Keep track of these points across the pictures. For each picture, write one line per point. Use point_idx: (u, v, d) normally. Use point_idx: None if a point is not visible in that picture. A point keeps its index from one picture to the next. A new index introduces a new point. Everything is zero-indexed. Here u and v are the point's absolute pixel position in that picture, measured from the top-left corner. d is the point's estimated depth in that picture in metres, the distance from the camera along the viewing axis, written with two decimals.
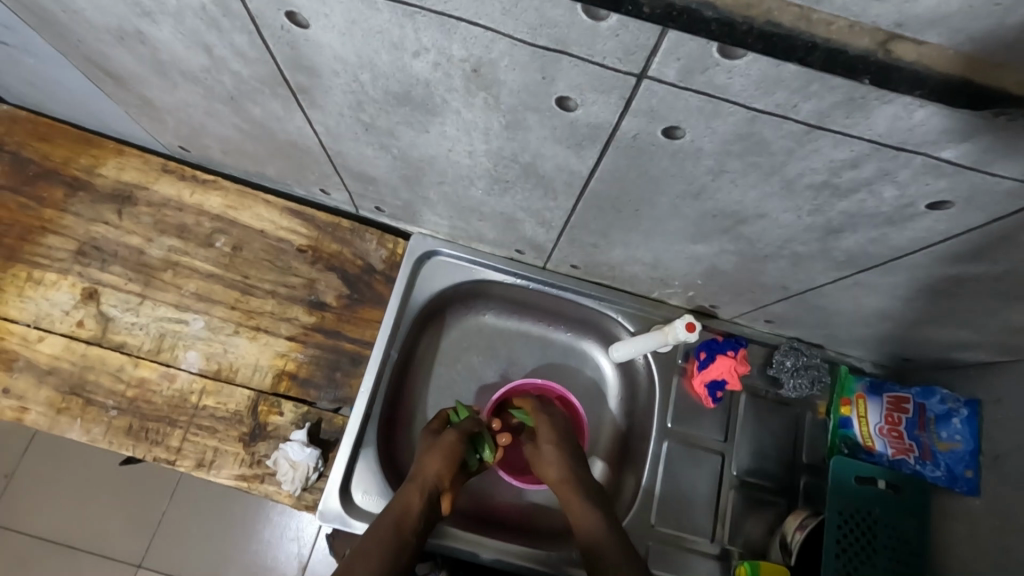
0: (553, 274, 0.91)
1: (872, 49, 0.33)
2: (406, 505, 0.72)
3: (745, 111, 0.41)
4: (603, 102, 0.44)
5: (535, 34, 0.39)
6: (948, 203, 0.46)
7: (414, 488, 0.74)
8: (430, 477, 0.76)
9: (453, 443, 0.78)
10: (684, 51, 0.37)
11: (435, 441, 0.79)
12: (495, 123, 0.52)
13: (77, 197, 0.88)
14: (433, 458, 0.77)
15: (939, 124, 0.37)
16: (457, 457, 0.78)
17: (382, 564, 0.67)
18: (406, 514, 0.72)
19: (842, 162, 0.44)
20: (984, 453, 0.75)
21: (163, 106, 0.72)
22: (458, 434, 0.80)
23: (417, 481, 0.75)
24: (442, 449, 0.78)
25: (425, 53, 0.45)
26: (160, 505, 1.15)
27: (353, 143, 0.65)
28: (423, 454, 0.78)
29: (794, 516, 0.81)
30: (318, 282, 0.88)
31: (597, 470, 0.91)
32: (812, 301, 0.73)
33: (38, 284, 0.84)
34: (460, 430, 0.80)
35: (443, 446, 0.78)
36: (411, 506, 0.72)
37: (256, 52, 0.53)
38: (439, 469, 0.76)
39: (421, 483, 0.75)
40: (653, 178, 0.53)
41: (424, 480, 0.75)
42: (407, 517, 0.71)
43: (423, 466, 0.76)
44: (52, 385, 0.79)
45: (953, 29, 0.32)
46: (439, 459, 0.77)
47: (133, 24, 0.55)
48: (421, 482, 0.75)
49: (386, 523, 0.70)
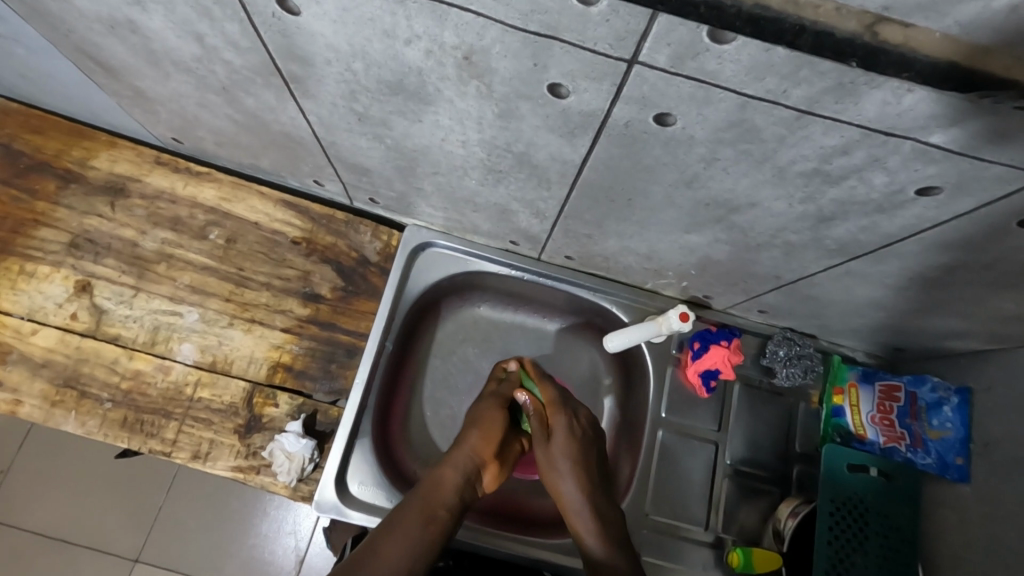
0: (548, 266, 0.91)
1: (860, 32, 0.33)
2: (439, 483, 0.74)
3: (736, 97, 0.41)
4: (595, 89, 0.44)
5: (527, 21, 0.39)
6: (937, 190, 0.46)
7: (448, 465, 0.76)
8: (467, 454, 0.77)
9: (490, 417, 0.80)
10: (675, 36, 0.37)
11: (474, 416, 0.81)
12: (488, 112, 0.52)
13: (69, 189, 0.87)
14: (471, 435, 0.78)
15: (927, 109, 0.38)
16: (497, 430, 0.80)
17: (413, 540, 0.68)
18: (439, 491, 0.73)
19: (832, 148, 0.44)
20: (974, 442, 0.75)
21: (155, 96, 0.72)
22: (496, 408, 0.82)
23: (452, 458, 0.77)
24: (479, 425, 0.79)
25: (416, 41, 0.45)
26: (156, 500, 1.15)
27: (347, 133, 0.65)
28: (461, 430, 0.80)
29: (787, 503, 0.82)
30: (313, 274, 0.88)
31: (608, 407, 0.95)
32: (805, 290, 0.74)
33: (31, 277, 0.83)
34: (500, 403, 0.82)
35: (479, 422, 0.80)
36: (443, 483, 0.74)
37: (248, 41, 0.53)
38: (476, 446, 0.77)
39: (458, 460, 0.76)
40: (646, 167, 0.54)
41: (460, 456, 0.77)
42: (440, 494, 0.73)
43: (459, 442, 0.78)
44: (46, 377, 0.79)
45: (940, 12, 0.32)
46: (476, 435, 0.78)
47: (123, 13, 0.55)
48: (456, 458, 0.77)
49: (417, 500, 0.72)
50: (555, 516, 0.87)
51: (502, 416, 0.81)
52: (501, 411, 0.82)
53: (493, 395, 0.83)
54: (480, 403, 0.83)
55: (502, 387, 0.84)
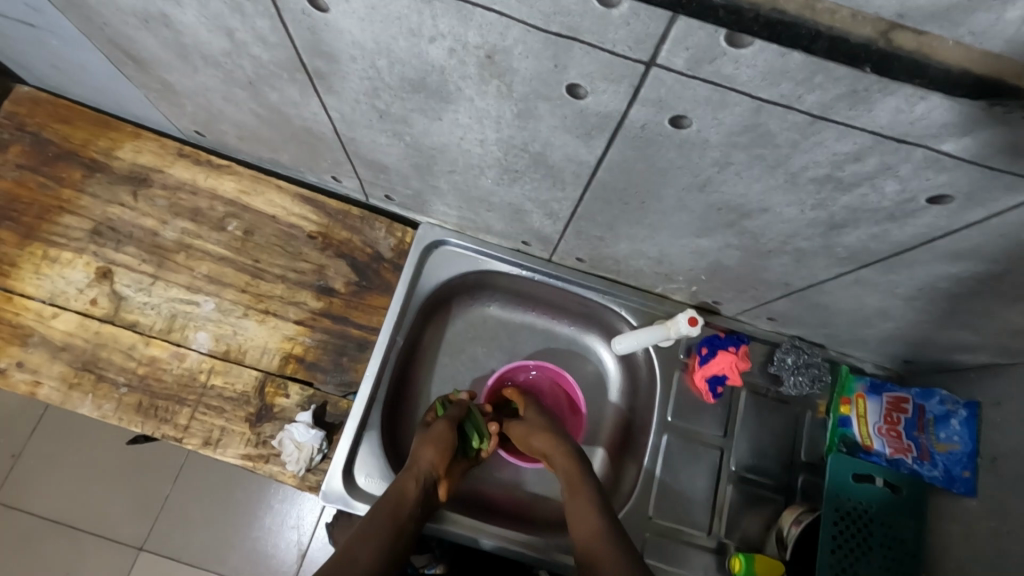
0: (558, 267, 0.92)
1: (874, 39, 0.34)
2: (402, 493, 0.74)
3: (752, 101, 0.42)
4: (613, 91, 0.45)
5: (549, 22, 0.41)
6: (949, 199, 0.47)
7: (409, 476, 0.76)
8: (425, 466, 0.77)
9: (445, 432, 0.81)
10: (693, 40, 0.38)
11: (427, 432, 0.81)
12: (506, 111, 0.53)
13: (94, 178, 0.89)
14: (428, 449, 0.79)
15: (940, 117, 0.38)
16: (451, 446, 0.80)
17: (380, 547, 0.67)
18: (402, 502, 0.73)
19: (845, 155, 0.45)
20: (981, 456, 0.75)
21: (182, 89, 0.74)
22: (448, 424, 0.82)
23: (412, 470, 0.76)
24: (434, 440, 0.80)
25: (440, 40, 0.46)
26: (164, 489, 1.17)
27: (367, 129, 0.67)
28: (416, 446, 0.80)
29: (791, 511, 0.82)
30: (327, 268, 0.90)
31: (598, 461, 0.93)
32: (814, 298, 0.74)
33: (55, 263, 0.85)
34: (449, 419, 0.83)
35: (433, 437, 0.80)
36: (407, 493, 0.74)
37: (276, 37, 0.54)
38: (433, 459, 0.78)
39: (417, 472, 0.76)
40: (660, 169, 0.55)
41: (420, 469, 0.77)
42: (404, 504, 0.73)
43: (416, 456, 0.78)
44: (65, 360, 0.81)
45: (954, 22, 0.33)
46: (433, 448, 0.79)
47: (158, 7, 0.57)
48: (416, 470, 0.76)
49: (382, 510, 0.71)
50: (552, 515, 0.88)
51: (455, 432, 0.82)
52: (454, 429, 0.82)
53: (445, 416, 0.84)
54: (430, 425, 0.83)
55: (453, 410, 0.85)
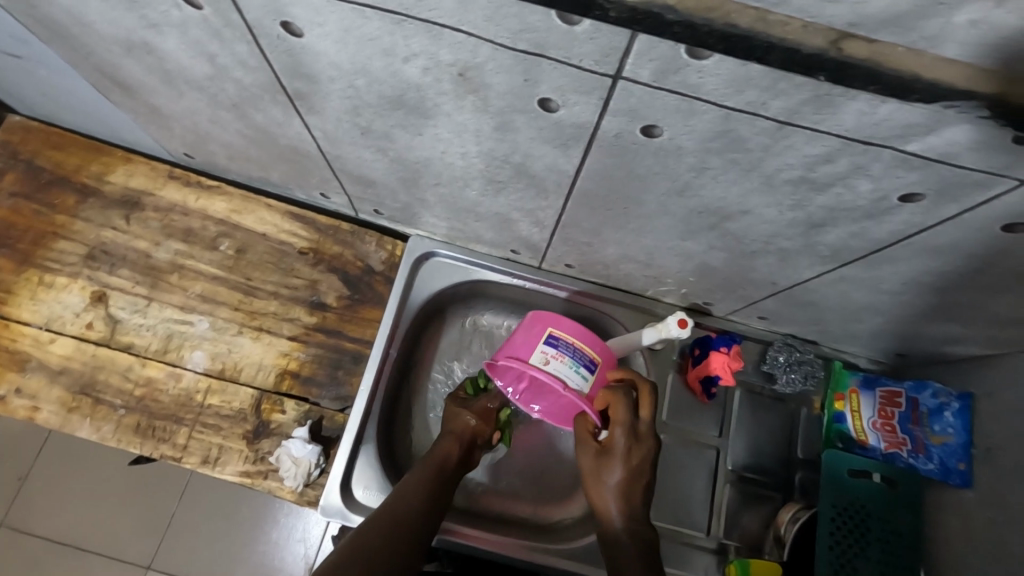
0: (549, 273, 0.93)
1: (827, 48, 0.34)
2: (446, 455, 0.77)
3: (719, 109, 0.43)
4: (584, 102, 0.46)
5: (516, 39, 0.41)
6: (921, 196, 0.47)
7: (452, 439, 0.78)
8: (470, 433, 0.79)
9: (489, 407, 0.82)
10: (657, 53, 0.39)
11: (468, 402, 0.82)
12: (484, 124, 0.54)
13: (87, 203, 0.90)
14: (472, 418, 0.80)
15: (902, 118, 0.39)
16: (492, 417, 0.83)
17: (426, 494, 0.72)
18: (446, 463, 0.76)
19: (815, 157, 0.45)
20: (975, 446, 0.76)
21: (169, 113, 0.75)
22: (493, 400, 0.83)
23: (454, 434, 0.79)
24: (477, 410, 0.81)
25: (414, 58, 0.47)
26: (169, 507, 1.17)
27: (352, 146, 0.67)
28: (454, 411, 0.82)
29: (788, 509, 0.82)
30: (319, 283, 0.91)
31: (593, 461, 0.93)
32: (802, 296, 0.75)
33: (50, 288, 0.86)
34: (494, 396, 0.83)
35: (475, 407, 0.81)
36: (450, 457, 0.76)
37: (256, 61, 0.55)
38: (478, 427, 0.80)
39: (462, 435, 0.79)
40: (638, 175, 0.55)
41: (463, 434, 0.79)
42: (447, 465, 0.76)
43: (460, 421, 0.80)
44: (63, 385, 0.82)
45: (905, 28, 0.33)
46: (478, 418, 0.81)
47: (140, 35, 0.57)
48: (459, 434, 0.79)
49: (428, 462, 0.76)
50: (525, 516, 0.87)
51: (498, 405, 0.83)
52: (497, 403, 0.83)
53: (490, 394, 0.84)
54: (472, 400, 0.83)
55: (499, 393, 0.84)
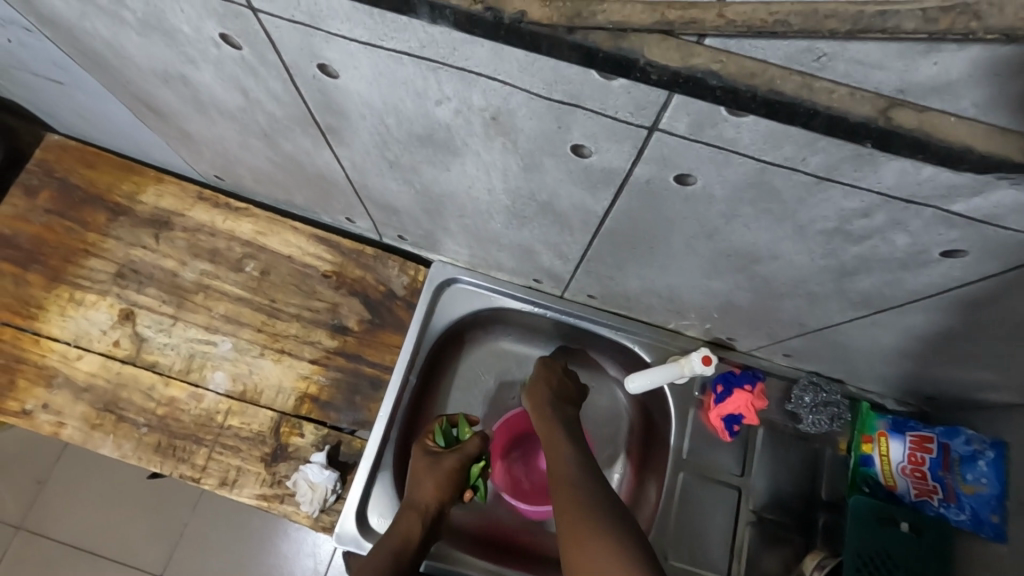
0: (570, 303, 0.92)
1: (874, 117, 0.32)
2: (408, 533, 0.73)
3: (755, 162, 0.42)
4: (616, 150, 0.46)
5: (551, 89, 0.41)
6: (962, 252, 0.46)
7: (412, 514, 0.75)
8: (430, 502, 0.76)
9: (452, 469, 0.79)
10: (694, 108, 0.38)
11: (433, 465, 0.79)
12: (513, 164, 0.54)
13: (118, 222, 0.92)
14: (430, 484, 0.77)
15: (947, 180, 0.38)
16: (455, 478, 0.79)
17: None
18: (407, 543, 0.72)
19: (853, 210, 0.44)
20: (1011, 499, 0.74)
21: (201, 138, 0.76)
22: (457, 460, 0.80)
23: (415, 507, 0.75)
24: (438, 476, 0.78)
25: (447, 102, 0.47)
26: (184, 516, 1.18)
27: (379, 177, 0.68)
28: (415, 476, 0.78)
29: (812, 556, 0.80)
30: (341, 306, 0.91)
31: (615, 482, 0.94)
32: (831, 337, 0.73)
33: (79, 305, 0.88)
34: (461, 454, 0.80)
35: (441, 473, 0.78)
36: (411, 535, 0.73)
37: (289, 96, 0.56)
38: (437, 493, 0.77)
39: (422, 508, 0.75)
40: (666, 218, 0.55)
41: (423, 505, 0.76)
42: (408, 544, 0.72)
43: (419, 489, 0.77)
44: (87, 401, 0.83)
45: (957, 96, 0.31)
46: (435, 483, 0.77)
47: (177, 68, 0.58)
48: (418, 507, 0.76)
49: (386, 542, 0.72)
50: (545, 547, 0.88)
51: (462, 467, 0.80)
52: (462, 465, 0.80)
53: (460, 450, 0.81)
54: (440, 454, 0.80)
55: (470, 444, 0.82)
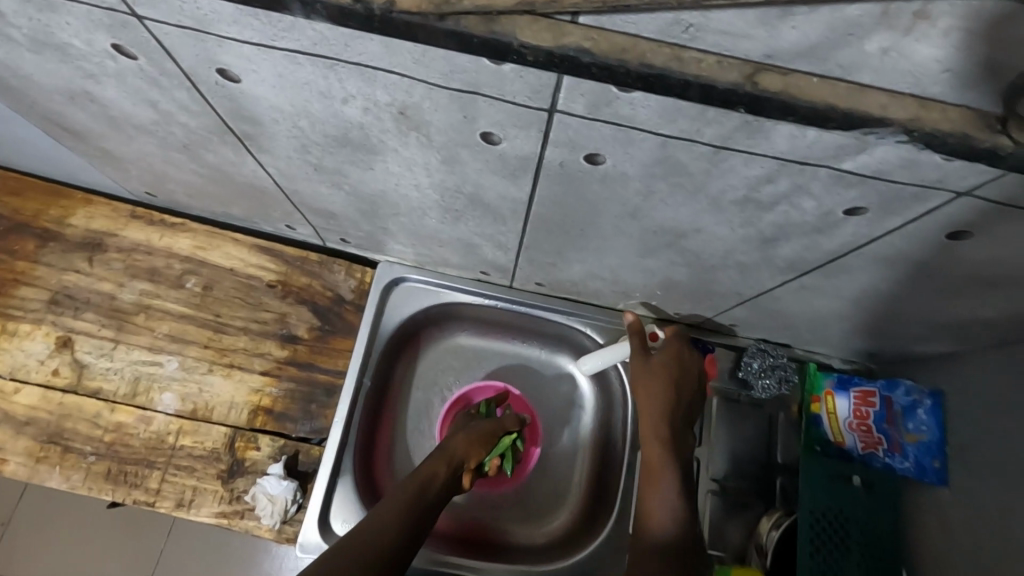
0: (520, 292, 0.92)
1: (741, 83, 0.34)
2: (433, 472, 0.73)
3: (656, 137, 0.43)
4: (524, 135, 0.46)
5: (448, 79, 0.41)
6: (864, 210, 0.48)
7: (440, 459, 0.75)
8: (458, 453, 0.77)
9: (486, 427, 0.83)
10: (586, 88, 0.39)
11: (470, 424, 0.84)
12: (431, 158, 0.54)
13: (48, 248, 0.89)
14: (463, 436, 0.80)
15: (833, 140, 0.39)
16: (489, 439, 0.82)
17: (400, 511, 0.65)
18: (432, 480, 0.72)
19: (757, 178, 0.46)
20: (949, 444, 0.77)
21: (122, 155, 0.74)
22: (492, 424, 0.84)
23: (444, 454, 0.76)
24: (473, 434, 0.81)
25: (352, 99, 0.47)
26: (158, 542, 1.14)
27: (307, 182, 0.67)
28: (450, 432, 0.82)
29: (769, 516, 0.83)
30: (289, 316, 0.90)
31: (579, 474, 0.92)
32: (768, 305, 0.75)
33: (13, 336, 0.85)
34: (499, 422, 0.85)
35: (475, 430, 0.82)
36: (437, 475, 0.73)
37: (198, 105, 0.55)
38: (466, 447, 0.79)
39: (449, 455, 0.76)
40: (589, 200, 0.55)
41: (453, 452, 0.77)
42: (433, 482, 0.71)
43: (452, 439, 0.79)
44: (30, 435, 0.81)
45: (820, 57, 0.33)
46: (469, 436, 0.80)
47: (81, 85, 0.57)
48: (448, 454, 0.76)
49: (410, 481, 0.70)
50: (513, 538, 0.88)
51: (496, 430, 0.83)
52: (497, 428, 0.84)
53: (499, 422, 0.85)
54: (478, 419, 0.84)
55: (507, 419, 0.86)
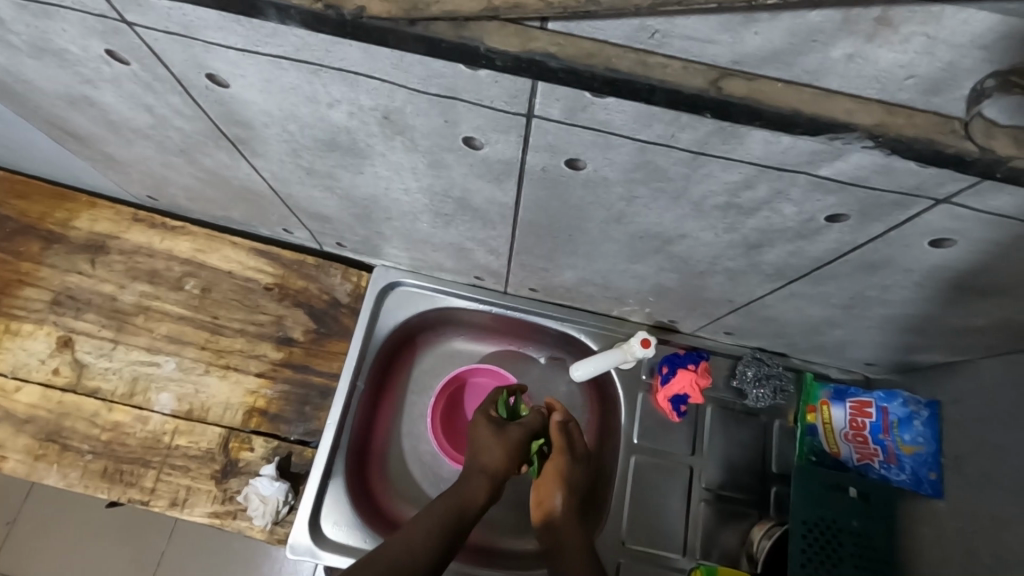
0: (515, 298, 0.93)
1: (707, 88, 0.34)
2: (469, 495, 0.76)
3: (632, 142, 0.43)
4: (505, 140, 0.47)
5: (428, 84, 0.42)
6: (845, 216, 0.48)
7: (476, 477, 0.78)
8: (497, 468, 0.79)
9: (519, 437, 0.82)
10: (561, 93, 0.39)
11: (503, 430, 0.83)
12: (418, 162, 0.55)
13: (52, 249, 0.91)
14: (500, 449, 0.81)
15: (806, 147, 0.39)
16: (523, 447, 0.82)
17: (432, 547, 0.69)
18: (469, 504, 0.75)
19: (735, 183, 0.46)
20: (945, 455, 0.76)
21: (123, 159, 0.76)
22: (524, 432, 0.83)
23: (480, 470, 0.79)
24: (509, 444, 0.81)
25: (337, 104, 0.48)
26: (158, 545, 1.15)
27: (301, 185, 0.68)
28: (479, 440, 0.82)
29: (760, 526, 0.82)
30: (285, 318, 0.91)
31: None
32: (760, 312, 0.75)
33: (16, 335, 0.87)
34: (526, 427, 0.84)
35: (507, 438, 0.82)
36: (471, 501, 0.75)
37: (191, 110, 0.56)
38: (503, 460, 0.80)
39: (487, 473, 0.78)
40: (574, 205, 0.56)
41: (488, 470, 0.79)
42: (467, 508, 0.75)
43: (485, 452, 0.80)
44: (29, 433, 0.82)
45: (785, 63, 0.33)
46: (504, 448, 0.81)
47: (79, 90, 0.58)
48: (485, 472, 0.79)
49: (442, 508, 0.74)
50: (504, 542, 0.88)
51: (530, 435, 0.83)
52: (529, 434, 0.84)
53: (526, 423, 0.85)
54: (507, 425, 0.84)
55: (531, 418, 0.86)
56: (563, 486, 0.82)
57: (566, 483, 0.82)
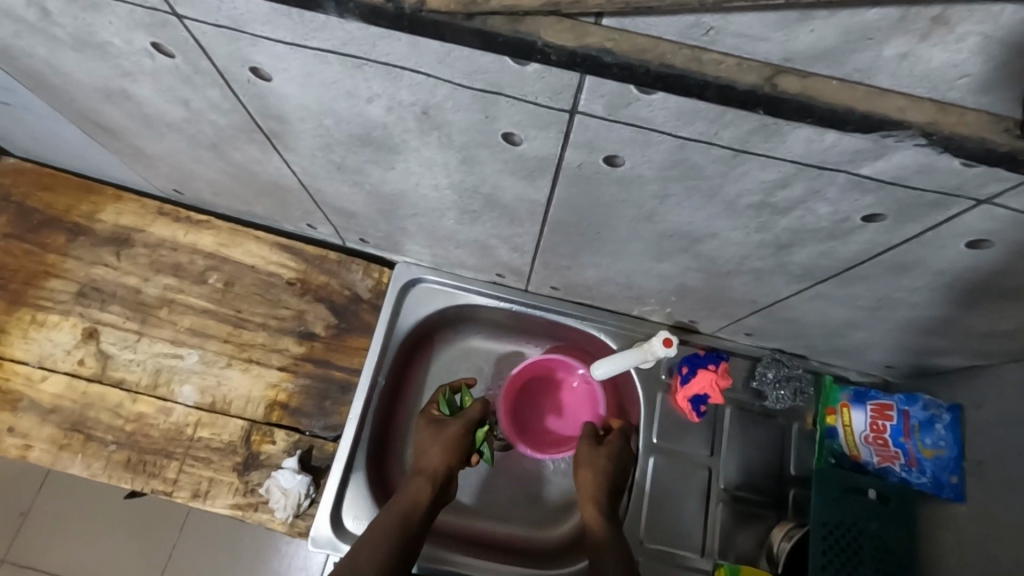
0: (535, 296, 0.93)
1: (760, 84, 0.35)
2: (417, 495, 0.75)
3: (673, 139, 0.43)
4: (544, 137, 0.47)
5: (471, 79, 0.42)
6: (882, 217, 0.48)
7: (423, 478, 0.77)
8: (438, 468, 0.78)
9: (457, 435, 0.80)
10: (606, 89, 0.39)
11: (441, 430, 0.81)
12: (451, 159, 0.55)
13: (78, 242, 0.92)
14: (438, 449, 0.79)
15: (850, 145, 0.39)
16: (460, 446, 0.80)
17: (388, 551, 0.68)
18: (417, 504, 0.74)
19: (773, 182, 0.46)
20: (967, 460, 0.75)
21: (152, 153, 0.77)
22: (461, 427, 0.81)
23: (426, 472, 0.77)
24: (444, 442, 0.80)
25: (377, 99, 0.48)
26: (171, 538, 1.15)
27: (329, 181, 0.69)
28: (423, 442, 0.81)
29: (781, 527, 0.83)
30: (307, 313, 0.92)
31: None
32: (784, 313, 0.75)
33: (42, 326, 0.88)
34: (463, 421, 0.81)
35: (446, 438, 0.80)
36: (421, 500, 0.74)
37: (228, 104, 0.56)
38: (444, 460, 0.78)
39: (430, 474, 0.77)
40: (605, 203, 0.56)
41: (430, 471, 0.77)
42: (417, 508, 0.74)
43: (425, 454, 0.79)
44: (54, 422, 0.83)
45: (837, 61, 0.34)
46: (442, 449, 0.79)
47: (117, 83, 0.59)
48: (427, 473, 0.77)
49: (392, 511, 0.72)
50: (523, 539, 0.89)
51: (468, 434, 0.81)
52: (466, 431, 0.81)
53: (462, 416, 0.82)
54: (444, 421, 0.82)
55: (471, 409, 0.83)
56: (595, 479, 0.82)
57: (598, 475, 0.82)
